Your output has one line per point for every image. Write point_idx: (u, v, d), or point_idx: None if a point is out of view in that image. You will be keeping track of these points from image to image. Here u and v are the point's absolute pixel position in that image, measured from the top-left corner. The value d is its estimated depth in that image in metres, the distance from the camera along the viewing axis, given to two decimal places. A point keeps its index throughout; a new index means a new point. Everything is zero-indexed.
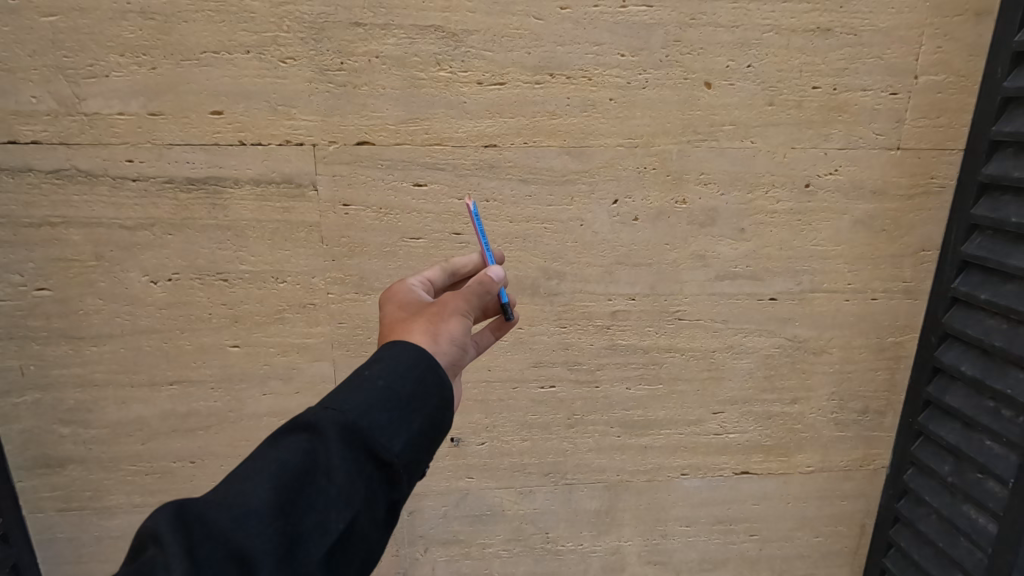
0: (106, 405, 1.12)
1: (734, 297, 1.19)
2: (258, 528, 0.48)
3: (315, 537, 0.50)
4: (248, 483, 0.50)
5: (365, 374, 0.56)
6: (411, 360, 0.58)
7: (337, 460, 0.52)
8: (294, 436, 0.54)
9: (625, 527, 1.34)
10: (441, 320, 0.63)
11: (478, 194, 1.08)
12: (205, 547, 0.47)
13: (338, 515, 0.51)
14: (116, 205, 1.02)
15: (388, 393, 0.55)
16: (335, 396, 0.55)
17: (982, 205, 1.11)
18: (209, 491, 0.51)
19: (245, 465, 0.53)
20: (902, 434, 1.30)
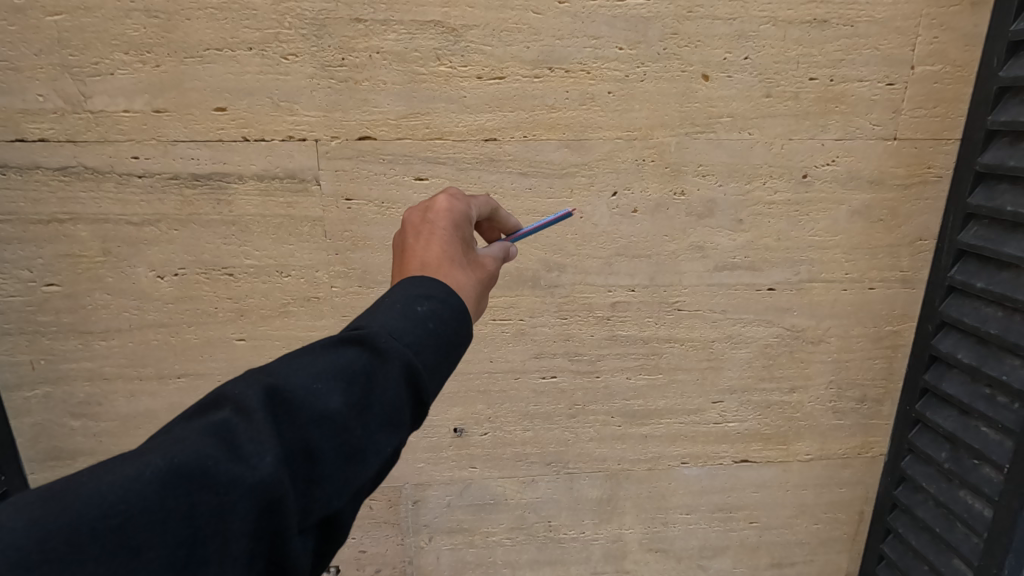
0: (115, 398, 1.14)
1: (732, 288, 1.20)
2: (329, 432, 0.47)
3: (372, 454, 0.49)
4: (322, 383, 0.48)
5: (424, 311, 0.55)
6: (466, 317, 0.59)
7: (396, 385, 0.51)
8: (358, 348, 0.52)
9: (626, 515, 1.36)
10: (484, 295, 0.67)
11: (479, 188, 1.09)
12: (283, 432, 0.46)
13: (391, 439, 0.50)
14: (122, 201, 1.03)
15: (441, 337, 0.55)
16: (399, 322, 0.53)
17: (978, 194, 1.12)
18: (281, 375, 0.48)
19: (309, 359, 0.50)
20: (900, 422, 1.32)
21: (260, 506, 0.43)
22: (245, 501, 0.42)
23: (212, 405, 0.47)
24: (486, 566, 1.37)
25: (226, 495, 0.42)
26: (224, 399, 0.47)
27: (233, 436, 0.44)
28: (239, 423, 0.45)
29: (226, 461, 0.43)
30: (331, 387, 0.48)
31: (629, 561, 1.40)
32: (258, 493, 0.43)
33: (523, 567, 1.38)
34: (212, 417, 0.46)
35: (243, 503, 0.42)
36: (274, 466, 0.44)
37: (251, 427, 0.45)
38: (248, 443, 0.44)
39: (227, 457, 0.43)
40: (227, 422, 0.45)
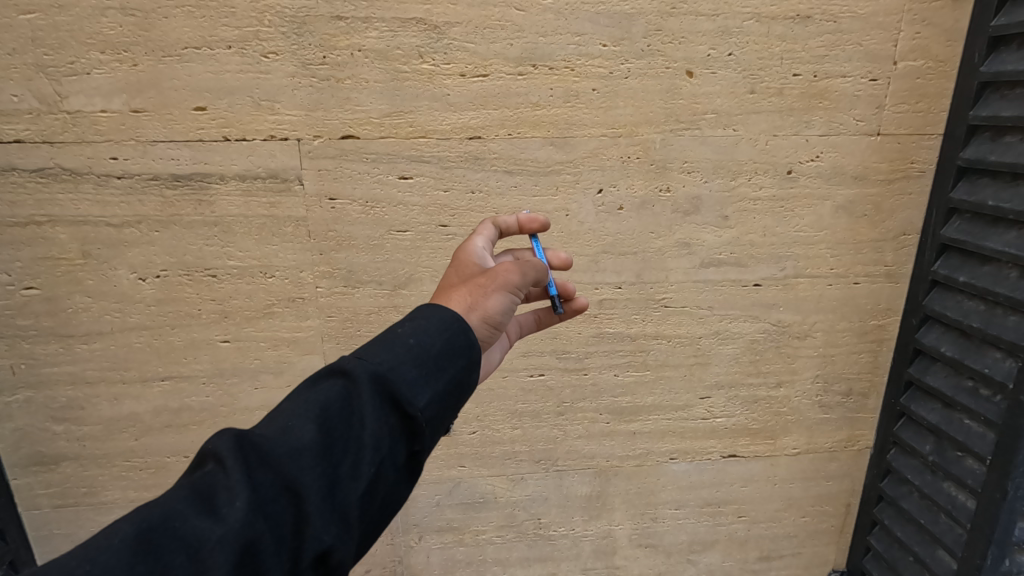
0: (99, 401, 1.13)
1: (719, 284, 1.21)
2: (304, 463, 0.49)
3: (353, 479, 0.51)
4: (295, 419, 0.52)
5: (398, 331, 0.59)
6: (446, 322, 0.61)
7: (371, 407, 0.53)
8: (331, 381, 0.55)
9: (616, 511, 1.37)
10: (483, 293, 0.66)
11: (464, 186, 1.08)
12: (259, 475, 0.49)
13: (372, 460, 0.52)
14: (101, 203, 1.02)
15: (418, 350, 0.57)
16: (369, 347, 0.57)
17: (960, 188, 1.13)
18: (259, 424, 0.52)
19: (285, 404, 0.54)
20: (885, 415, 1.33)
21: (237, 550, 0.45)
22: (218, 550, 0.44)
23: (196, 464, 0.50)
24: (476, 565, 1.37)
25: (199, 547, 0.44)
26: (204, 456, 0.50)
27: (208, 489, 0.47)
28: (216, 474, 0.48)
29: (198, 515, 0.46)
30: (303, 422, 0.51)
31: (619, 556, 1.41)
32: (232, 538, 0.45)
33: (513, 565, 1.38)
34: (193, 475, 0.49)
35: (217, 551, 0.44)
36: (245, 509, 0.46)
37: (226, 477, 0.48)
38: (221, 494, 0.47)
39: (200, 511, 0.46)
40: (205, 476, 0.48)
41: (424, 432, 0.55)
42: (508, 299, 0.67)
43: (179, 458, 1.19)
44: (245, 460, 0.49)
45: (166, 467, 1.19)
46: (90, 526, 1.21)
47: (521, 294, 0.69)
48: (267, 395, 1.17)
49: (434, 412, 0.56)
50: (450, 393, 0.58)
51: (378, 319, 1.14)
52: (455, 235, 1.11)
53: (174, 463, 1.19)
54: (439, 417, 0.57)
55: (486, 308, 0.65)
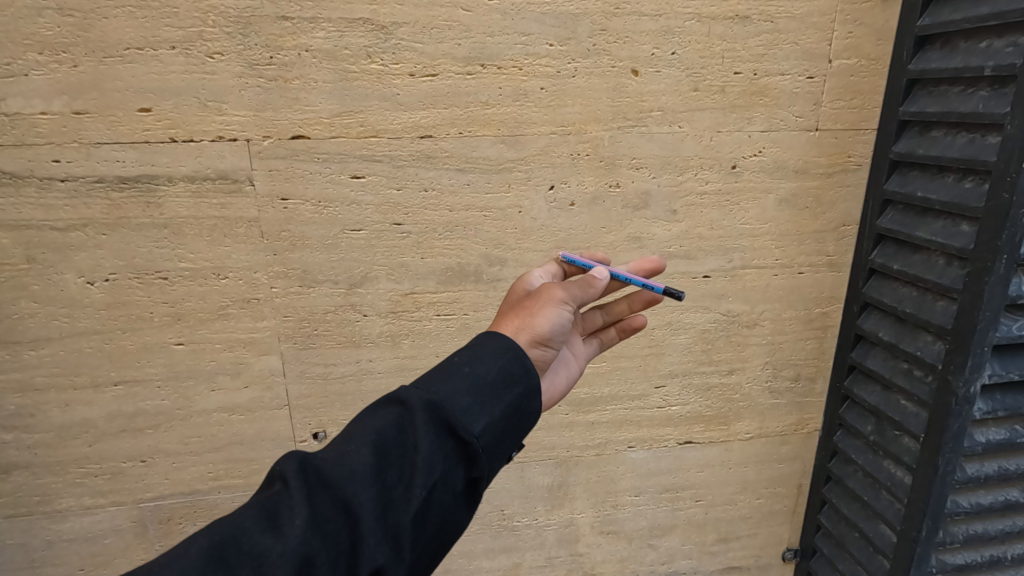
0: (49, 408, 1.11)
1: (670, 277, 1.24)
2: (361, 485, 0.55)
3: (405, 501, 0.56)
4: (353, 445, 0.57)
5: (455, 360, 0.64)
6: (503, 348, 0.65)
7: (426, 434, 0.59)
8: (390, 409, 0.61)
9: (577, 501, 1.40)
10: (532, 315, 0.71)
11: (417, 185, 1.10)
12: (320, 496, 0.55)
13: (425, 483, 0.57)
14: (45, 207, 1.00)
15: (474, 379, 0.62)
16: (428, 377, 0.63)
17: (893, 180, 1.19)
18: (323, 448, 0.58)
19: (348, 429, 0.60)
20: (832, 398, 1.39)
21: (297, 563, 0.51)
22: (280, 563, 0.50)
23: (268, 484, 0.57)
24: (441, 558, 1.39)
25: (263, 560, 0.50)
26: (275, 476, 0.57)
27: (274, 508, 0.54)
28: (282, 495, 0.55)
29: (263, 530, 0.52)
30: (362, 446, 0.57)
31: (582, 544, 1.45)
32: (291, 554, 0.50)
33: (478, 556, 1.41)
34: (263, 493, 0.56)
35: (278, 564, 0.50)
36: (304, 528, 0.52)
37: (289, 496, 0.54)
38: (285, 513, 0.53)
39: (265, 527, 0.52)
40: (273, 495, 0.55)
41: (479, 457, 0.60)
42: (556, 317, 0.71)
43: (135, 463, 1.18)
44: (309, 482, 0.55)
45: (123, 472, 1.18)
46: (46, 535, 1.19)
47: (569, 312, 0.73)
48: (225, 397, 1.17)
49: (488, 438, 0.61)
50: (505, 421, 0.62)
51: (335, 318, 1.15)
52: (410, 233, 1.12)
53: (131, 468, 1.18)
54: (494, 443, 0.61)
55: (534, 328, 0.70)
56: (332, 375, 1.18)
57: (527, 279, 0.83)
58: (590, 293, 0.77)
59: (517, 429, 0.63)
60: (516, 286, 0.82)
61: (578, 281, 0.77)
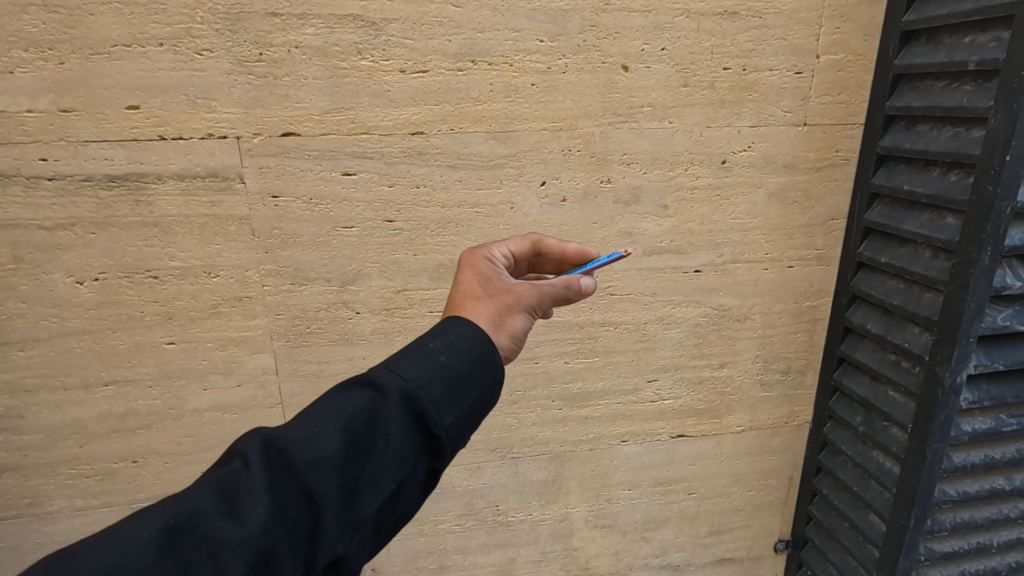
0: (39, 409, 1.10)
1: (661, 272, 1.25)
2: (326, 474, 0.54)
3: (371, 491, 0.56)
4: (321, 429, 0.56)
5: (431, 346, 0.62)
6: (476, 341, 0.64)
7: (396, 423, 0.57)
8: (361, 391, 0.59)
9: (571, 495, 1.41)
10: (510, 312, 0.69)
11: (408, 181, 1.10)
12: (282, 480, 0.54)
13: (392, 475, 0.57)
14: (32, 206, 0.99)
15: (448, 369, 0.61)
16: (401, 361, 0.60)
17: (880, 174, 1.20)
18: (287, 427, 0.57)
19: (315, 409, 0.58)
20: (821, 390, 1.41)
21: (255, 552, 0.50)
22: (237, 552, 0.49)
23: (225, 460, 0.56)
24: (436, 554, 1.39)
25: (219, 546, 0.49)
26: (234, 454, 0.56)
27: (233, 490, 0.53)
28: (242, 476, 0.53)
29: (221, 515, 0.51)
30: (330, 432, 0.55)
31: (576, 538, 1.45)
32: (250, 542, 0.50)
33: (473, 552, 1.41)
34: (222, 471, 0.54)
35: (235, 553, 0.49)
36: (265, 516, 0.51)
37: (250, 480, 0.53)
38: (245, 497, 0.52)
39: (222, 512, 0.51)
40: (232, 475, 0.54)
41: (445, 450, 0.60)
42: (529, 322, 0.71)
43: (127, 463, 1.17)
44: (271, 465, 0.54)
45: (115, 473, 1.17)
46: (36, 537, 1.18)
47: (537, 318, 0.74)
48: (217, 396, 1.16)
49: (456, 431, 0.60)
50: (472, 415, 0.62)
51: (327, 316, 1.15)
52: (401, 230, 1.12)
53: (123, 468, 1.17)
54: (460, 436, 0.61)
55: (513, 328, 0.69)
56: (325, 373, 1.18)
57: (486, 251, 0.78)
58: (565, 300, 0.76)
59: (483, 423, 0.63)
60: (474, 257, 0.76)
61: (561, 288, 0.74)
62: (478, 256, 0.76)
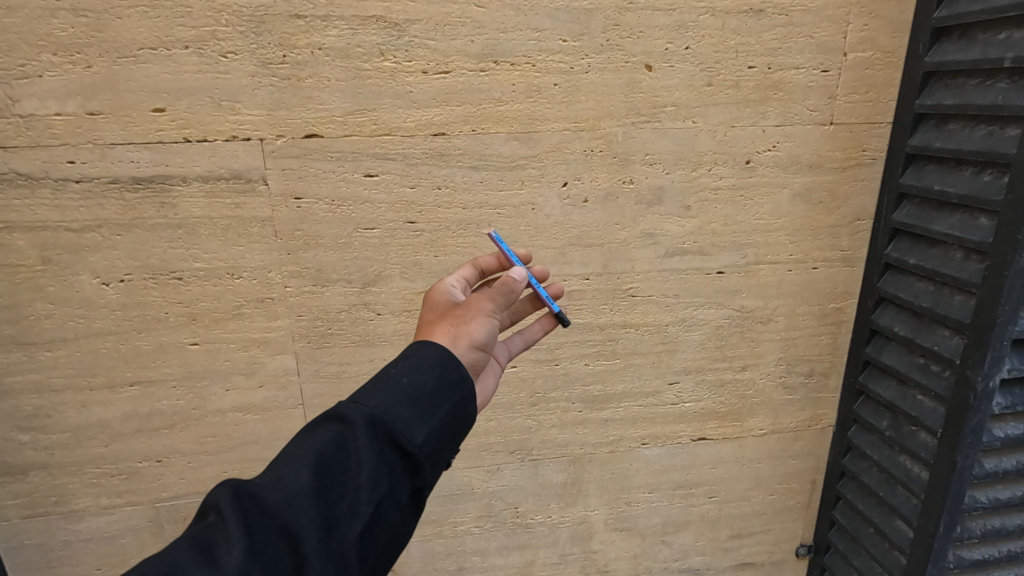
0: (65, 408, 1.12)
1: (684, 273, 1.24)
2: (300, 509, 0.54)
3: (350, 518, 0.56)
4: (291, 468, 0.57)
5: (391, 371, 0.63)
6: (435, 358, 0.64)
7: (365, 448, 0.58)
8: (328, 426, 0.61)
9: (591, 497, 1.40)
10: (465, 322, 0.70)
11: (430, 182, 1.09)
12: (257, 523, 0.54)
13: (368, 499, 0.57)
14: (60, 208, 1.00)
15: (412, 388, 0.61)
16: (364, 391, 0.62)
17: (909, 174, 1.18)
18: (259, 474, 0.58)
19: (285, 451, 0.59)
20: (846, 393, 1.39)
21: None
22: None
23: (203, 515, 0.57)
24: (455, 556, 1.39)
25: None
26: (209, 507, 0.57)
27: (209, 541, 0.53)
28: (217, 526, 0.54)
29: (198, 566, 0.51)
30: (299, 468, 0.56)
31: (595, 541, 1.45)
32: None
33: (492, 554, 1.41)
34: (199, 526, 0.55)
35: None
36: (241, 559, 0.51)
37: (225, 526, 0.53)
38: (221, 544, 0.52)
39: (200, 562, 0.52)
40: (209, 526, 0.54)
41: (423, 466, 0.60)
42: (489, 325, 0.71)
43: (151, 462, 1.18)
44: (246, 509, 0.54)
45: (139, 472, 1.18)
46: (62, 534, 1.20)
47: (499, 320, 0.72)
48: (240, 396, 1.17)
49: (431, 447, 0.61)
50: (445, 429, 0.62)
51: (349, 317, 1.15)
52: (423, 231, 1.12)
53: (147, 467, 1.18)
54: (436, 451, 0.61)
55: (470, 335, 0.69)
56: (346, 374, 1.18)
57: (445, 284, 0.81)
58: (516, 294, 0.73)
59: (459, 436, 0.64)
60: (434, 293, 0.79)
61: (502, 286, 0.72)
62: (437, 286, 0.80)
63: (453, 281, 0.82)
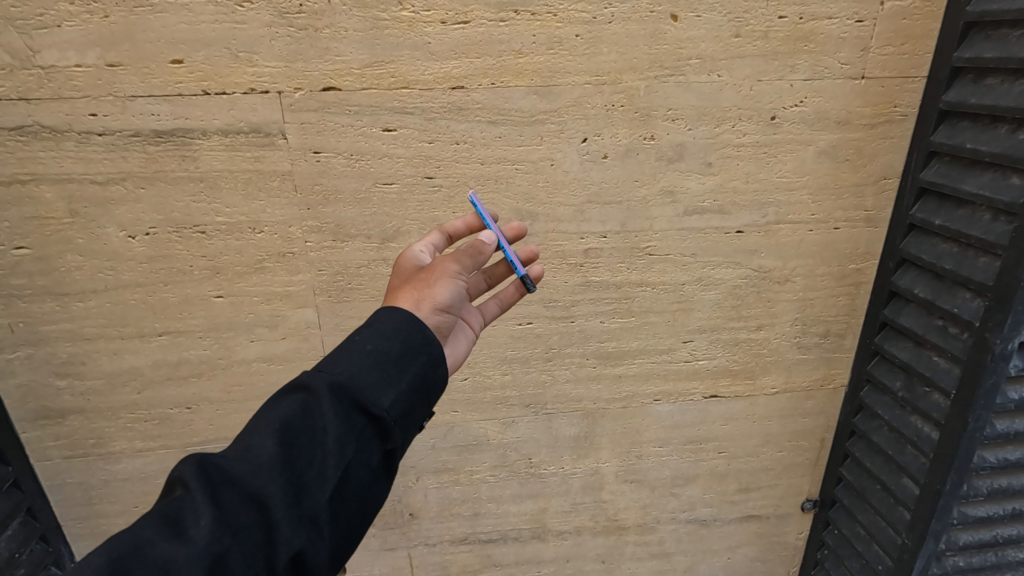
0: (99, 357, 1.16)
1: (702, 232, 1.23)
2: (267, 477, 0.58)
3: (319, 483, 0.60)
4: (256, 439, 0.60)
5: (356, 339, 0.66)
6: (399, 324, 0.67)
7: (331, 415, 0.61)
8: (293, 396, 0.63)
9: (602, 450, 1.44)
10: (428, 285, 0.72)
11: (449, 137, 1.08)
12: (225, 494, 0.57)
13: (337, 463, 0.60)
14: (85, 161, 1.02)
15: (377, 354, 0.64)
16: (328, 361, 0.65)
17: (941, 131, 1.14)
18: (225, 447, 0.61)
19: (251, 424, 0.62)
20: (860, 353, 1.39)
21: (207, 561, 0.54)
22: (187, 564, 0.53)
23: (173, 488, 0.60)
24: (471, 502, 1.45)
25: (168, 564, 0.53)
26: (178, 481, 0.60)
27: (177, 513, 0.56)
28: (186, 497, 0.57)
29: (168, 537, 0.55)
30: (265, 439, 0.60)
31: (606, 491, 1.50)
32: (200, 554, 0.53)
33: (506, 501, 1.47)
34: (169, 498, 0.58)
35: (187, 566, 0.53)
36: (210, 527, 0.55)
37: (193, 498, 0.57)
38: (190, 516, 0.56)
39: (169, 534, 0.55)
40: (177, 499, 0.57)
41: (392, 429, 0.63)
42: (454, 288, 0.73)
43: (182, 409, 1.24)
44: (215, 479, 0.58)
45: (170, 418, 1.24)
46: (102, 474, 1.27)
47: (464, 282, 0.75)
48: (264, 347, 1.20)
49: (399, 410, 0.64)
50: (413, 392, 0.65)
51: (368, 273, 1.17)
52: (441, 186, 1.12)
53: (177, 413, 1.24)
54: (404, 414, 0.64)
55: (434, 298, 0.71)
56: None
57: (412, 251, 0.81)
58: (483, 256, 0.77)
59: (427, 398, 0.67)
60: (401, 261, 0.80)
61: (468, 248, 0.76)
62: (407, 252, 0.81)
63: (421, 248, 0.83)
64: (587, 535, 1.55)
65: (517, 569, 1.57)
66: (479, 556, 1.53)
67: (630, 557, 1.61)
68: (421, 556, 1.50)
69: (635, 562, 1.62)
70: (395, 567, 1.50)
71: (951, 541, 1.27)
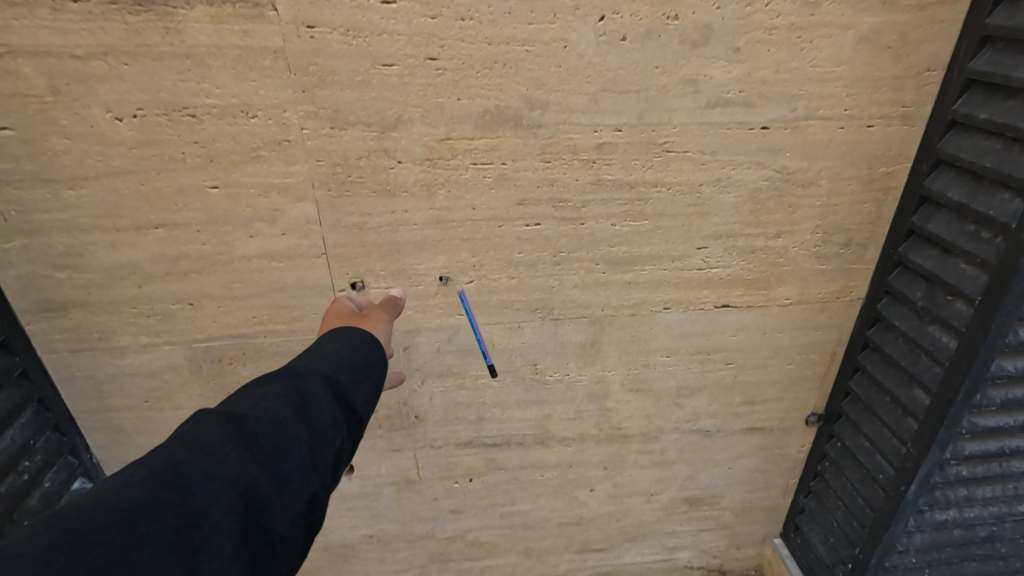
0: (96, 249, 1.13)
1: (725, 128, 1.15)
2: (280, 450, 0.71)
3: (320, 443, 0.75)
4: (257, 407, 0.74)
5: (328, 346, 0.86)
6: (365, 343, 0.89)
7: (319, 397, 0.77)
8: (273, 385, 0.78)
9: (609, 358, 1.43)
10: None
11: (453, 12, 0.99)
12: (234, 447, 0.69)
13: (332, 434, 0.77)
14: (61, 32, 0.94)
15: (351, 361, 0.85)
16: (307, 359, 0.83)
17: (1000, 12, 1.02)
18: (220, 419, 0.72)
19: (236, 405, 0.75)
20: (882, 263, 1.34)
21: (241, 489, 0.66)
22: (229, 490, 0.65)
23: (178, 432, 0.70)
24: (476, 406, 1.46)
25: (209, 488, 0.64)
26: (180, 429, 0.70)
27: (199, 440, 0.68)
28: (201, 438, 0.68)
29: (199, 460, 0.66)
30: (265, 405, 0.74)
31: (610, 400, 1.50)
32: (236, 483, 0.65)
33: (511, 406, 1.48)
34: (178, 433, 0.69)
35: (228, 488, 0.65)
36: (236, 464, 0.67)
37: (214, 440, 0.68)
38: (216, 451, 0.67)
39: (200, 457, 0.66)
40: (191, 435, 0.68)
41: (361, 407, 0.83)
42: None
43: (184, 305, 1.23)
44: (225, 433, 0.70)
45: (174, 314, 1.23)
46: (110, 368, 1.28)
47: None
48: (263, 243, 1.17)
49: (367, 407, 0.85)
50: (377, 386, 0.88)
51: (368, 164, 1.11)
52: (445, 69, 1.04)
53: (180, 309, 1.23)
54: (370, 398, 0.85)
55: None
56: (368, 226, 1.18)
57: None
58: None
59: (378, 383, 0.88)
60: None
61: None
62: None
63: None
64: (590, 442, 1.57)
65: (521, 472, 1.61)
66: (484, 459, 1.57)
67: (632, 465, 1.64)
68: (427, 457, 1.53)
69: (637, 469, 1.65)
70: (403, 467, 1.54)
71: (957, 450, 1.27)
